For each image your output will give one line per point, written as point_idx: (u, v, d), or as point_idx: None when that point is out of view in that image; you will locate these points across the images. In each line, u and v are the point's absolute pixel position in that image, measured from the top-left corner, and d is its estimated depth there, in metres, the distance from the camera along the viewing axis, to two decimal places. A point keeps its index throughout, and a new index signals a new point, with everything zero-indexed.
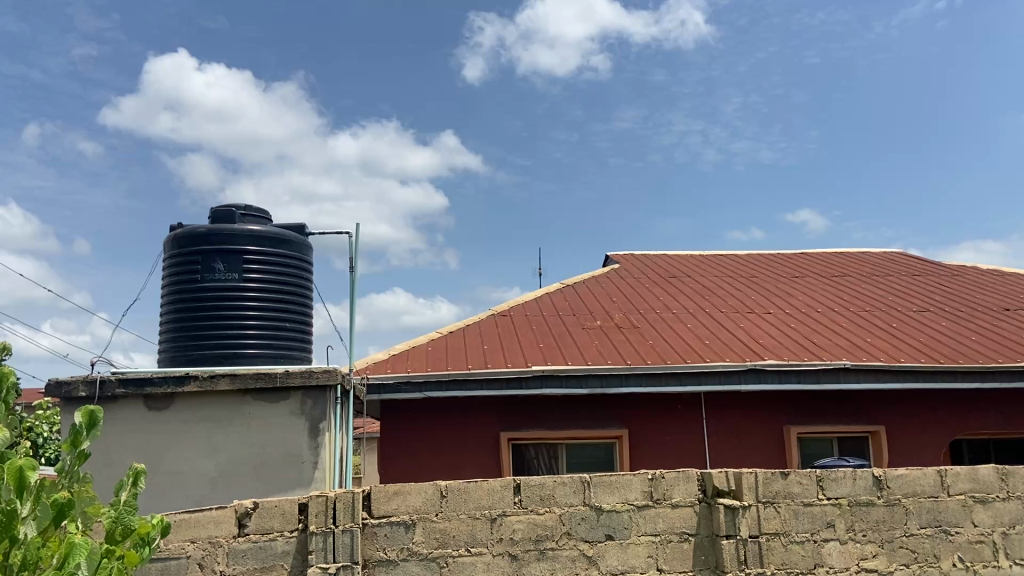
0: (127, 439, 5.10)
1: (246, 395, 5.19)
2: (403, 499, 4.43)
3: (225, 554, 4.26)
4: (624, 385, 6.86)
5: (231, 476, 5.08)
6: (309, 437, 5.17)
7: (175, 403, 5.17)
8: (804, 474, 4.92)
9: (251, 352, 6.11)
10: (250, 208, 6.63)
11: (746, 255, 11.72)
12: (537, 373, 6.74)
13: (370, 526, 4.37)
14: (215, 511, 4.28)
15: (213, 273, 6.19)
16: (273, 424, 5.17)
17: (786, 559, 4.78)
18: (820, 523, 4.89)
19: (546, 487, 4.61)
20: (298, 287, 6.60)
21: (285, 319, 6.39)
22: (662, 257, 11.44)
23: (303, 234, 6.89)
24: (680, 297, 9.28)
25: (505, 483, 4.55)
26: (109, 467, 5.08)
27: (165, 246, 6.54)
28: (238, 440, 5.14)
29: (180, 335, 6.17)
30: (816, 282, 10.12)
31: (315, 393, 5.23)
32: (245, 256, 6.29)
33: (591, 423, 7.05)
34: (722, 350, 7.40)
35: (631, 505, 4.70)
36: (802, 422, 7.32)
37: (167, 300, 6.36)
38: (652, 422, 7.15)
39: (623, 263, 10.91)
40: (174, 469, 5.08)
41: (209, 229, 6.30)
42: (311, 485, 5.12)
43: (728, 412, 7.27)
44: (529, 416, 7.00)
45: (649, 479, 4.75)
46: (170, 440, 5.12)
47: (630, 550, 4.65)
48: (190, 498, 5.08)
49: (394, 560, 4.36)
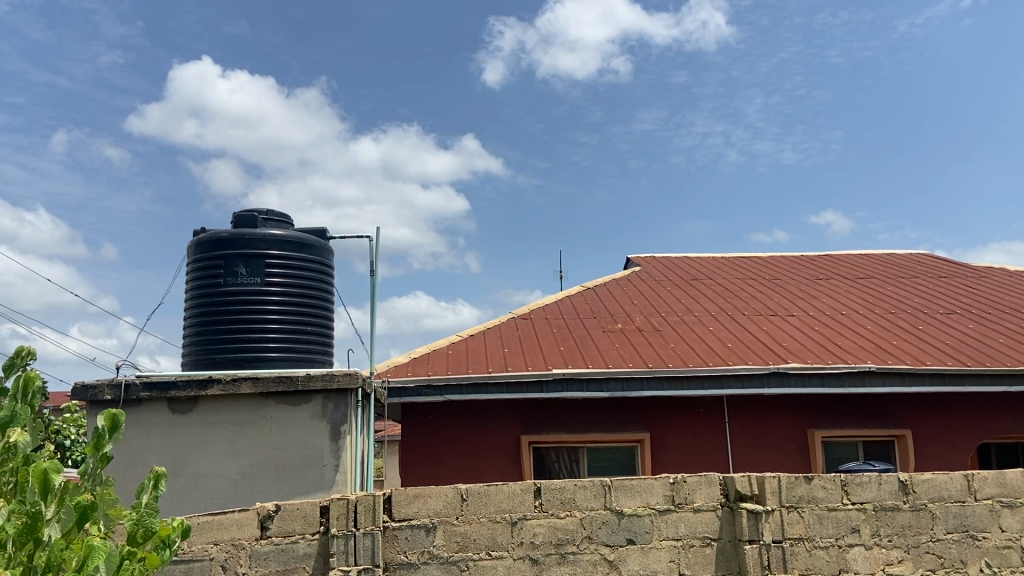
0: (151, 442, 5.15)
1: (268, 398, 5.22)
2: (424, 502, 4.43)
3: (248, 556, 4.28)
4: (645, 388, 6.82)
5: (254, 479, 5.11)
6: (331, 440, 5.18)
7: (198, 406, 5.21)
8: (829, 479, 4.87)
9: (273, 356, 6.14)
10: (272, 212, 6.65)
11: (769, 258, 11.63)
12: (558, 376, 6.72)
13: (391, 529, 4.37)
14: (238, 513, 4.30)
15: (235, 277, 6.24)
16: (296, 427, 5.19)
17: (810, 564, 4.73)
18: (845, 528, 4.83)
19: (567, 491, 4.59)
20: (319, 291, 6.63)
21: (306, 324, 6.42)
22: (684, 260, 11.37)
23: (324, 238, 6.92)
24: (702, 300, 9.22)
25: (525, 487, 4.54)
26: (133, 469, 5.13)
27: (188, 251, 6.59)
28: (261, 443, 5.16)
29: (203, 339, 6.22)
30: (840, 284, 10.01)
31: (336, 396, 5.25)
32: (267, 260, 6.33)
33: (612, 426, 7.02)
34: (745, 354, 7.33)
35: (653, 509, 4.67)
36: (826, 426, 7.25)
37: (190, 304, 6.42)
38: (674, 425, 7.10)
39: (644, 266, 10.87)
40: (197, 472, 5.13)
41: (231, 233, 6.35)
42: (332, 488, 5.13)
43: (751, 415, 7.21)
44: (550, 419, 6.99)
45: (671, 483, 4.72)
46: (193, 443, 5.16)
47: (652, 554, 4.62)
48: (212, 501, 5.11)
49: (415, 564, 4.36)
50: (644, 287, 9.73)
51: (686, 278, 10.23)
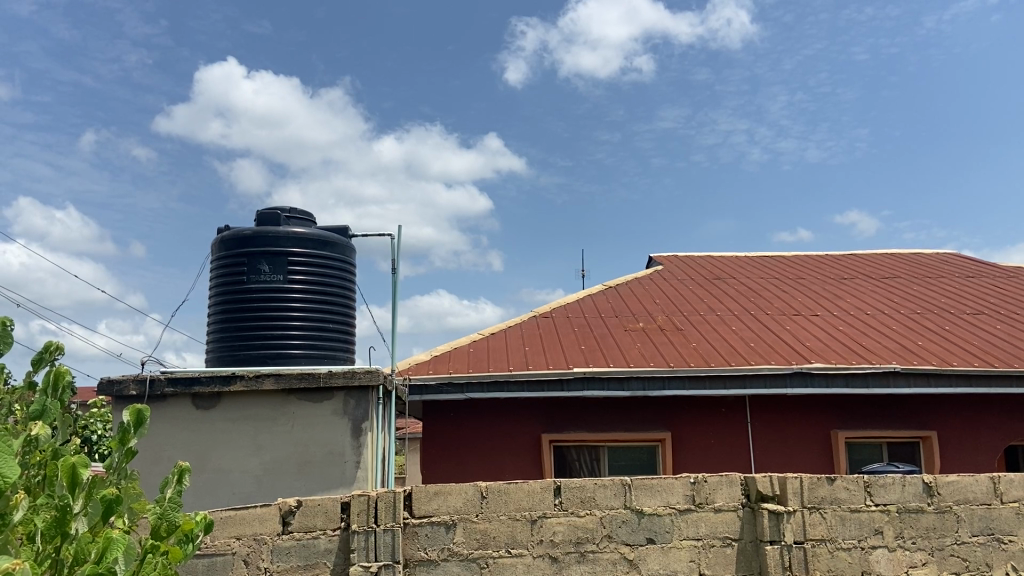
0: (174, 437, 5.21)
1: (291, 394, 5.26)
2: (443, 499, 4.44)
3: (269, 551, 4.32)
4: (667, 387, 6.79)
5: (276, 474, 5.16)
6: (352, 437, 5.21)
7: (222, 402, 5.27)
8: (851, 480, 4.82)
9: (296, 352, 6.18)
10: (295, 210, 6.72)
11: (793, 257, 11.56)
12: (579, 375, 6.71)
13: (411, 526, 4.39)
14: (259, 508, 4.33)
15: (259, 274, 6.30)
16: (318, 423, 5.23)
17: (832, 566, 4.68)
18: (868, 529, 4.78)
19: (587, 489, 4.58)
20: (341, 288, 6.68)
21: (329, 320, 6.47)
22: (706, 259, 11.29)
23: (346, 236, 6.97)
24: (724, 299, 9.15)
25: (545, 485, 4.54)
26: (157, 464, 5.19)
27: (212, 249, 6.66)
28: (283, 439, 5.21)
29: (227, 336, 6.28)
30: (865, 284, 9.90)
31: (358, 393, 5.28)
32: (290, 257, 6.39)
33: (633, 425, 6.99)
34: (768, 353, 7.29)
35: (674, 509, 4.64)
36: (850, 426, 7.18)
37: (214, 301, 6.48)
38: (695, 425, 7.07)
39: (666, 264, 10.84)
40: (220, 467, 5.18)
41: (254, 231, 6.41)
42: (353, 484, 5.16)
43: (774, 414, 7.16)
44: (571, 418, 6.98)
45: (691, 483, 4.69)
46: (216, 439, 5.22)
47: (672, 554, 4.60)
48: (235, 495, 5.16)
49: (435, 560, 4.38)
50: (667, 286, 9.69)
51: (709, 277, 10.19)
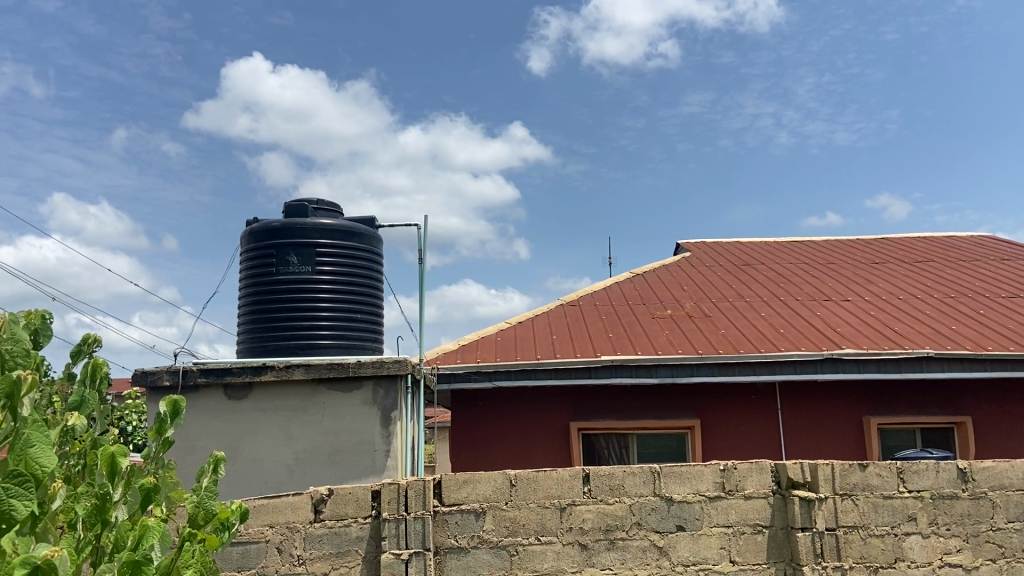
0: (208, 428, 5.29)
1: (321, 384, 5.32)
2: (473, 487, 4.47)
3: (302, 539, 4.38)
4: (696, 374, 6.76)
5: (308, 463, 5.23)
6: (382, 426, 5.25)
7: (254, 392, 5.34)
8: (884, 466, 4.78)
9: (324, 343, 6.24)
10: (322, 201, 6.77)
11: (823, 241, 11.42)
12: (607, 363, 6.70)
13: (441, 514, 4.42)
14: (292, 497, 4.41)
15: (287, 265, 6.36)
16: (348, 413, 5.28)
17: (865, 552, 4.65)
18: (901, 516, 4.74)
19: (616, 477, 4.59)
20: (369, 278, 6.72)
21: (357, 311, 6.52)
22: (736, 245, 11.19)
23: (374, 227, 7.01)
24: (753, 285, 9.08)
25: (574, 473, 4.55)
26: (192, 454, 5.28)
27: (242, 240, 6.73)
28: (314, 428, 5.27)
29: (257, 327, 6.35)
30: (897, 268, 9.76)
31: (386, 383, 5.32)
32: (318, 248, 6.43)
33: (662, 413, 6.97)
34: (798, 340, 7.21)
35: (703, 496, 4.63)
36: (883, 413, 7.10)
37: (244, 293, 6.56)
38: (724, 412, 7.02)
39: (693, 251, 10.77)
40: (253, 456, 5.26)
41: (283, 223, 6.47)
42: (384, 472, 5.20)
43: (804, 401, 7.10)
44: (599, 406, 6.97)
45: (721, 470, 4.67)
46: (249, 429, 5.29)
47: (702, 541, 4.59)
48: (268, 484, 5.24)
49: (466, 548, 4.40)
50: (695, 273, 9.62)
51: (738, 264, 10.09)
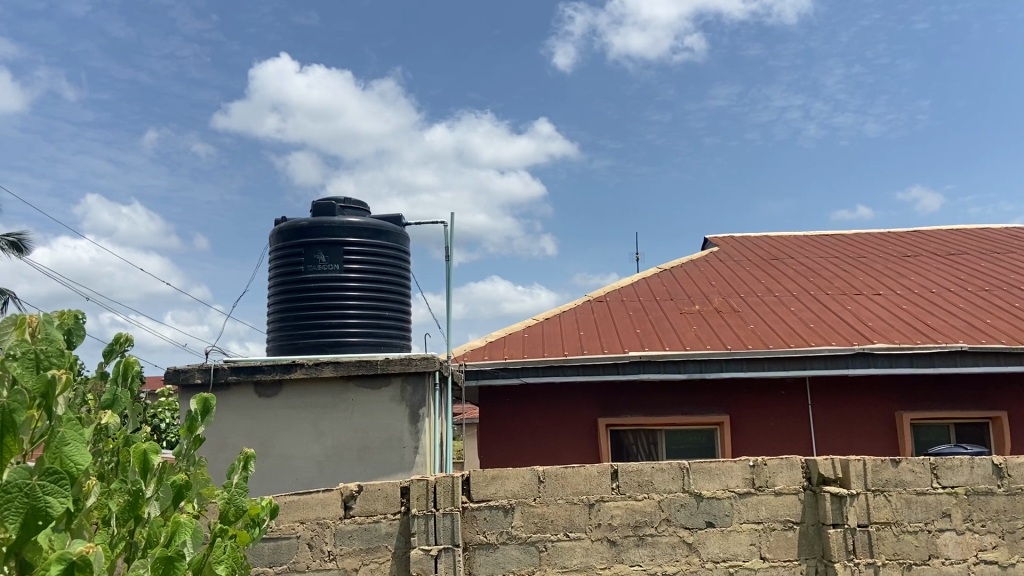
0: (239, 425, 5.36)
1: (349, 382, 5.36)
2: (502, 483, 4.48)
3: (332, 535, 4.42)
4: (725, 369, 6.71)
5: (338, 459, 5.28)
6: (410, 423, 5.27)
7: (283, 389, 5.39)
8: (917, 462, 4.71)
9: (352, 341, 6.29)
10: (350, 200, 6.81)
11: (854, 235, 11.27)
12: (635, 359, 6.68)
13: (470, 510, 4.44)
14: (322, 493, 4.45)
15: (315, 264, 6.42)
16: (376, 410, 5.31)
17: (898, 549, 4.59)
18: (935, 512, 4.67)
19: (644, 473, 4.57)
20: (397, 276, 6.76)
21: (384, 308, 6.56)
22: (764, 239, 11.09)
23: (401, 224, 7.05)
24: (782, 279, 8.98)
25: (602, 469, 4.54)
26: (223, 451, 5.35)
27: (271, 240, 6.79)
28: (343, 425, 5.31)
29: (286, 325, 6.41)
30: (930, 261, 9.61)
31: (414, 380, 5.34)
32: (346, 247, 6.48)
33: (691, 409, 6.93)
34: (829, 334, 7.13)
35: (733, 492, 4.60)
36: (916, 408, 7.00)
37: (273, 292, 6.63)
38: (753, 407, 6.97)
39: (722, 245, 10.69)
40: (283, 453, 5.32)
41: (311, 222, 6.52)
42: (412, 469, 5.24)
43: (835, 396, 7.02)
44: (627, 401, 6.95)
45: (751, 466, 4.64)
46: (278, 426, 5.35)
47: (732, 537, 4.56)
48: (298, 481, 5.30)
49: (495, 544, 4.42)
50: (723, 267, 9.55)
51: (767, 258, 9.99)
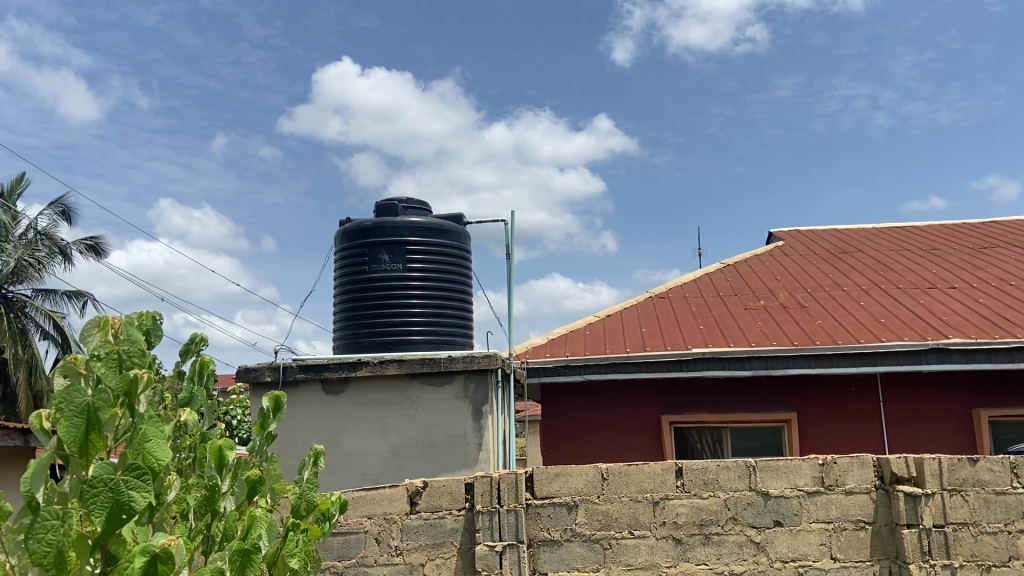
0: (307, 422, 5.50)
1: (413, 379, 5.44)
2: (565, 480, 4.49)
3: (399, 530, 4.51)
4: (792, 366, 6.58)
5: (403, 456, 5.36)
6: (473, 420, 5.33)
7: (349, 387, 5.50)
8: (996, 461, 4.54)
9: (415, 339, 6.38)
10: (412, 200, 6.91)
11: (927, 226, 10.91)
12: (699, 356, 6.61)
13: (533, 506, 4.46)
14: (388, 489, 4.54)
15: (379, 263, 6.53)
16: (440, 407, 5.38)
17: (976, 550, 4.44)
18: (1015, 513, 4.50)
19: (709, 471, 4.52)
20: (459, 274, 6.82)
21: (447, 307, 6.63)
22: (832, 232, 10.82)
23: (462, 223, 7.12)
24: (851, 273, 8.76)
25: (666, 467, 4.51)
26: (293, 447, 5.50)
27: (336, 240, 6.93)
28: (408, 422, 5.40)
29: (351, 323, 6.54)
30: (1009, 252, 9.24)
31: (476, 377, 5.40)
32: (408, 246, 6.58)
33: (757, 406, 6.83)
34: (900, 329, 6.93)
35: (801, 491, 4.52)
36: (995, 405, 6.75)
37: (339, 291, 6.77)
38: (822, 404, 6.82)
39: (787, 239, 10.48)
40: (350, 450, 5.43)
41: (374, 222, 6.64)
42: (476, 465, 5.29)
43: (908, 393, 6.82)
44: (691, 398, 6.88)
45: (819, 464, 4.55)
46: (345, 423, 5.46)
47: (801, 537, 4.48)
48: (365, 477, 5.40)
49: (559, 541, 4.43)
50: (789, 261, 9.36)
51: (835, 251, 9.75)
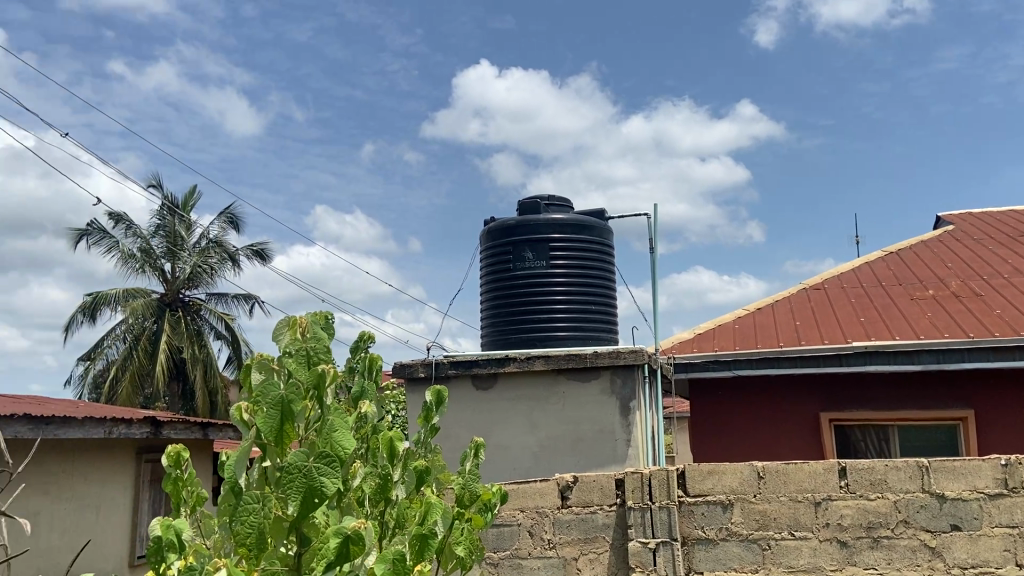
0: (459, 416, 5.64)
1: (561, 374, 5.47)
2: (719, 478, 4.38)
3: (551, 523, 4.55)
4: (967, 360, 6.10)
5: (552, 450, 5.40)
6: (621, 415, 5.30)
7: (498, 382, 5.60)
8: None
9: (561, 335, 6.41)
10: (553, 197, 6.95)
11: None
12: (859, 350, 6.26)
13: (687, 504, 4.38)
14: (540, 483, 4.60)
15: (523, 261, 6.61)
16: (587, 403, 5.39)
17: None
18: None
19: (876, 471, 4.27)
20: (602, 270, 6.79)
21: (591, 303, 6.62)
22: (1009, 213, 9.94)
23: (604, 219, 7.09)
24: None
25: (828, 466, 4.31)
26: (447, 440, 5.66)
27: (481, 239, 7.07)
28: (556, 417, 5.43)
29: (498, 320, 6.66)
30: None
31: (623, 373, 5.36)
32: (551, 243, 6.61)
33: (926, 403, 6.40)
34: None
35: (982, 494, 4.19)
36: None
37: (485, 289, 6.90)
38: (1002, 401, 6.29)
39: (957, 223, 9.73)
40: (501, 443, 5.52)
41: (518, 221, 6.72)
42: (625, 461, 5.25)
43: None
44: (852, 394, 6.54)
45: (1003, 465, 4.20)
46: (495, 417, 5.57)
47: (983, 543, 4.15)
48: (516, 470, 5.47)
49: (714, 540, 4.33)
50: (960, 247, 8.69)
51: (1013, 234, 8.96)
